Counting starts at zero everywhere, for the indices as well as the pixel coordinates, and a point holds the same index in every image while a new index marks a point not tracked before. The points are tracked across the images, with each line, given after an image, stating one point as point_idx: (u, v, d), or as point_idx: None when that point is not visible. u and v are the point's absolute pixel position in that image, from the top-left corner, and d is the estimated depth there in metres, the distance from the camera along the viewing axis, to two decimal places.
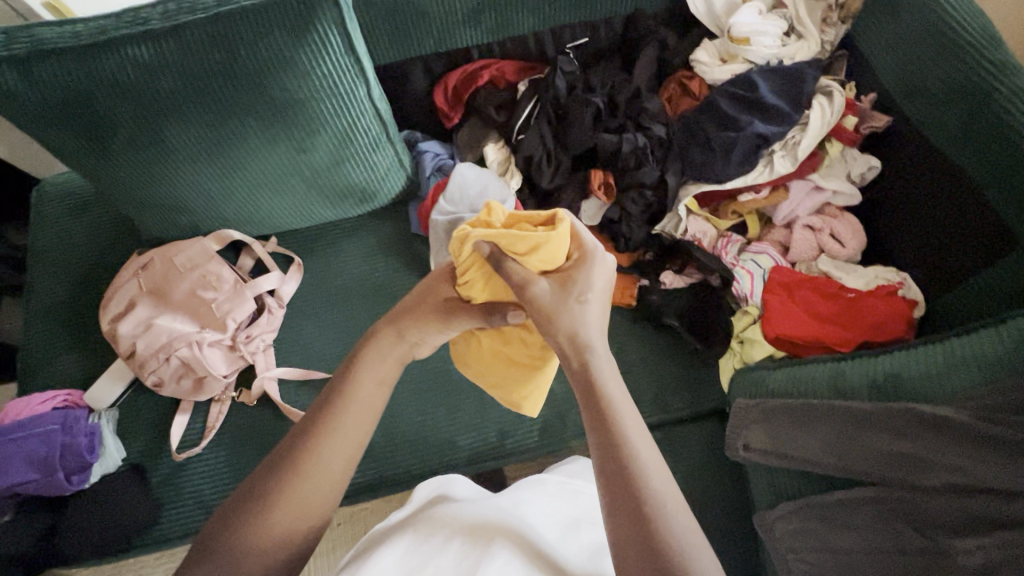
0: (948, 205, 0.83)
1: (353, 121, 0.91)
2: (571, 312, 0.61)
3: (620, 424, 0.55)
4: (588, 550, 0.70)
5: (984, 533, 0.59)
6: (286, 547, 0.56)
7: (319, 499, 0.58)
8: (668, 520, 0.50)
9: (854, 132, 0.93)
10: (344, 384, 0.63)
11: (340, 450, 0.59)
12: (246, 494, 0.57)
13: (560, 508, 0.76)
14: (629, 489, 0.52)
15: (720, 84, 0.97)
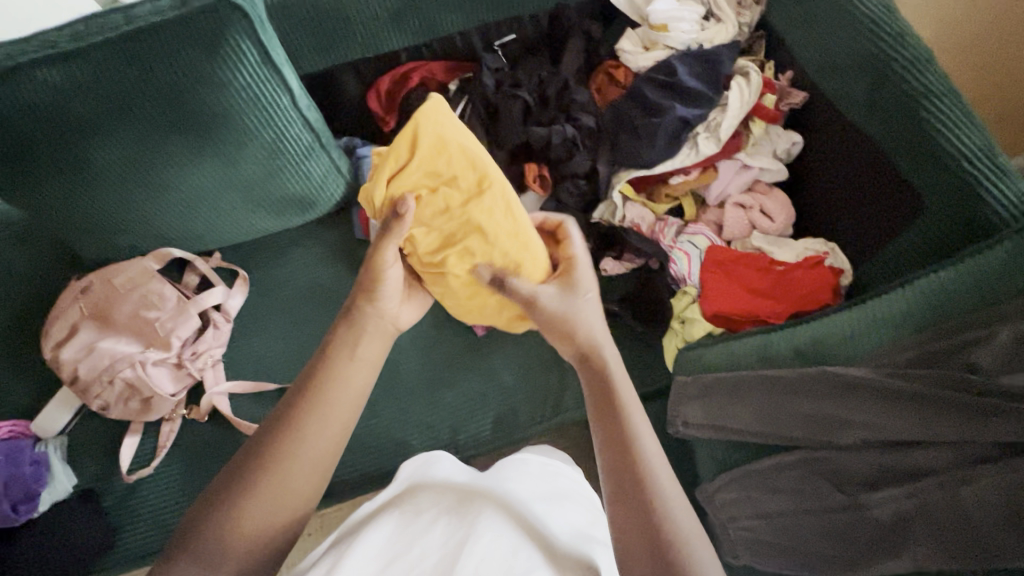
0: (864, 176, 0.86)
1: (282, 130, 0.92)
2: (579, 311, 0.68)
3: (630, 418, 0.60)
4: (576, 526, 0.69)
5: (896, 484, 0.61)
6: (270, 540, 0.57)
7: (301, 489, 0.60)
8: (670, 509, 0.55)
9: (774, 109, 0.95)
10: (320, 373, 0.64)
11: (320, 442, 0.61)
12: (217, 495, 0.58)
13: (544, 486, 0.75)
14: (637, 479, 0.56)
15: (643, 71, 0.99)
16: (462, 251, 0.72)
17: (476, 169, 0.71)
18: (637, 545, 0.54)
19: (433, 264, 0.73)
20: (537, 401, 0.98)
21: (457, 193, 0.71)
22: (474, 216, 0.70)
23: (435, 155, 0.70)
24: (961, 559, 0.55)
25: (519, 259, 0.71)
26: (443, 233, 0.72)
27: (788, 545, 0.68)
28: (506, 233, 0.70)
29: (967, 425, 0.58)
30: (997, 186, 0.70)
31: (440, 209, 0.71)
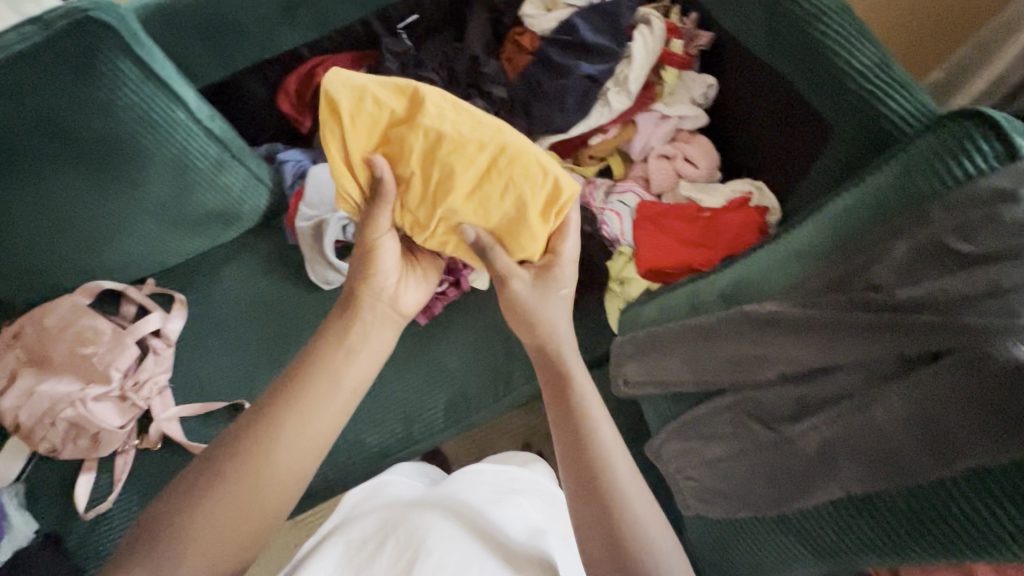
0: (776, 109, 0.84)
1: (184, 145, 0.90)
2: (550, 308, 0.68)
3: (584, 402, 0.62)
4: (537, 527, 0.68)
5: (817, 412, 0.59)
6: (231, 546, 0.54)
7: (256, 510, 0.55)
8: (618, 484, 0.57)
9: (684, 54, 0.94)
10: (311, 372, 0.63)
11: (292, 452, 0.58)
12: (156, 518, 0.53)
13: (495, 487, 0.74)
14: (586, 459, 0.58)
15: (547, 33, 0.96)
16: (446, 178, 0.62)
17: (407, 97, 0.61)
18: (586, 519, 0.56)
19: (430, 217, 0.65)
20: (486, 383, 0.97)
21: (403, 123, 0.61)
22: (433, 132, 0.61)
23: (360, 100, 0.60)
24: (881, 478, 0.55)
25: (498, 142, 0.62)
26: (418, 173, 0.62)
27: (728, 488, 0.68)
28: (471, 125, 0.62)
29: (876, 343, 0.55)
30: (897, 99, 0.67)
31: (397, 151, 0.62)
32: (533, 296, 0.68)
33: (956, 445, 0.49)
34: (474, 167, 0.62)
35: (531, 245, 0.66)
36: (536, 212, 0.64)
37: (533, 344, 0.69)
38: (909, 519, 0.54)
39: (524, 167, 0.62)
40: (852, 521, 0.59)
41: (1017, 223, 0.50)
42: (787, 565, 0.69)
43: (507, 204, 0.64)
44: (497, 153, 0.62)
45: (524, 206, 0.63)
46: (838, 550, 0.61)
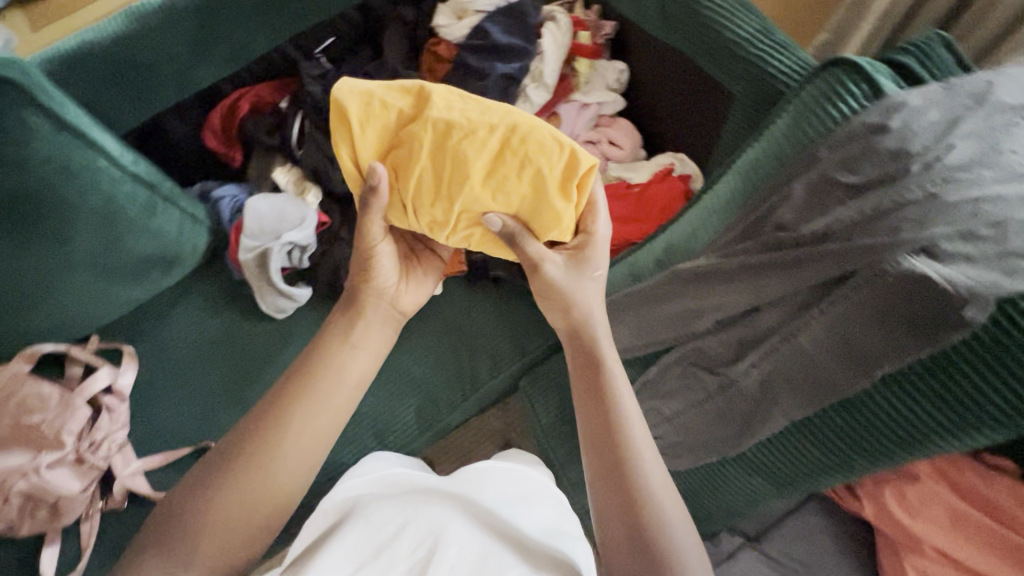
0: (681, 84, 0.90)
1: (109, 193, 0.88)
2: (583, 290, 0.66)
3: (614, 384, 0.62)
4: (550, 527, 0.70)
5: (752, 350, 0.64)
6: (236, 542, 0.56)
7: (260, 516, 0.57)
8: (644, 471, 0.58)
9: (592, 45, 0.99)
10: (319, 366, 0.62)
11: (295, 461, 0.59)
12: (170, 516, 0.56)
13: (506, 488, 0.74)
14: (614, 447, 0.59)
15: (462, 40, 0.99)
16: (460, 166, 0.58)
17: (414, 95, 0.59)
18: (613, 507, 0.57)
19: (448, 211, 0.61)
20: (452, 385, 0.98)
21: (411, 121, 0.59)
22: (441, 123, 0.58)
23: (368, 105, 0.58)
24: (813, 400, 0.60)
25: (509, 123, 0.58)
26: (430, 167, 0.59)
27: (689, 438, 0.72)
28: (478, 111, 0.59)
29: (793, 277, 0.60)
30: (780, 59, 0.74)
31: (406, 149, 0.59)
32: (568, 281, 0.65)
33: (870, 357, 0.55)
34: (487, 151, 0.58)
35: (558, 223, 0.61)
36: (559, 188, 0.60)
37: (565, 323, 0.67)
38: (839, 431, 0.60)
39: (539, 143, 0.58)
40: (805, 443, 0.63)
41: (890, 150, 0.57)
42: (752, 499, 0.74)
43: (527, 185, 0.60)
44: (509, 134, 0.58)
45: (544, 182, 0.59)
46: (792, 473, 0.67)
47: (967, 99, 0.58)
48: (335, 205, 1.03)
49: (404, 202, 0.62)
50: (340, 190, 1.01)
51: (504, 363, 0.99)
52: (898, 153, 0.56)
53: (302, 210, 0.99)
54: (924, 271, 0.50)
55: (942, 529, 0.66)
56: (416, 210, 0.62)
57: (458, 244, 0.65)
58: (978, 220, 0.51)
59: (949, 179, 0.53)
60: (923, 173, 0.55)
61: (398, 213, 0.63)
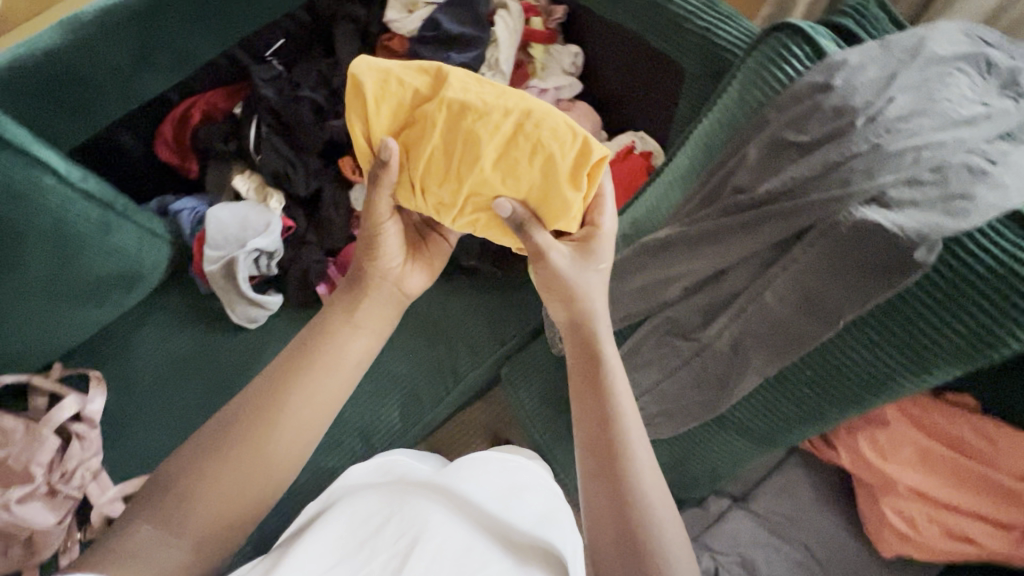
0: (634, 62, 0.91)
1: (60, 213, 0.85)
2: (590, 284, 0.61)
3: (610, 377, 0.58)
4: (545, 516, 0.68)
5: (722, 313, 0.66)
6: (232, 511, 0.54)
7: (255, 491, 0.55)
8: (637, 471, 0.54)
9: (545, 29, 1.00)
10: (319, 344, 0.61)
11: (290, 443, 0.57)
12: (164, 487, 0.55)
13: (500, 481, 0.72)
14: (606, 444, 0.55)
15: (416, 32, 0.98)
16: (470, 148, 0.54)
17: (431, 75, 0.56)
18: (604, 505, 0.53)
19: (457, 193, 0.56)
20: (433, 380, 0.98)
21: (426, 101, 0.55)
22: (455, 103, 0.54)
23: (385, 82, 0.55)
24: (782, 355, 0.62)
25: (523, 108, 0.55)
26: (441, 146, 0.55)
27: (670, 406, 0.74)
28: (494, 94, 0.55)
29: (755, 237, 0.61)
30: (726, 28, 0.76)
31: (418, 128, 0.55)
32: (575, 273, 0.60)
33: (832, 307, 0.57)
34: (499, 135, 0.54)
35: (568, 212, 0.56)
36: (571, 176, 0.55)
37: (566, 316, 0.62)
38: (813, 384, 0.62)
39: (553, 129, 0.54)
40: (776, 398, 0.65)
41: (835, 107, 0.59)
42: (735, 461, 0.75)
43: (538, 171, 0.55)
44: (523, 118, 0.55)
45: (556, 168, 0.55)
46: (771, 430, 0.68)
47: (901, 54, 0.60)
48: (299, 208, 1.02)
49: (412, 182, 0.58)
50: (303, 193, 1.00)
51: (484, 353, 0.99)
52: (843, 109, 0.58)
53: (266, 215, 0.97)
54: (877, 221, 0.53)
55: (914, 467, 0.70)
56: (423, 190, 0.58)
57: (463, 231, 0.61)
58: (920, 165, 0.54)
59: (892, 130, 0.56)
60: (867, 127, 0.57)
61: (406, 193, 0.59)
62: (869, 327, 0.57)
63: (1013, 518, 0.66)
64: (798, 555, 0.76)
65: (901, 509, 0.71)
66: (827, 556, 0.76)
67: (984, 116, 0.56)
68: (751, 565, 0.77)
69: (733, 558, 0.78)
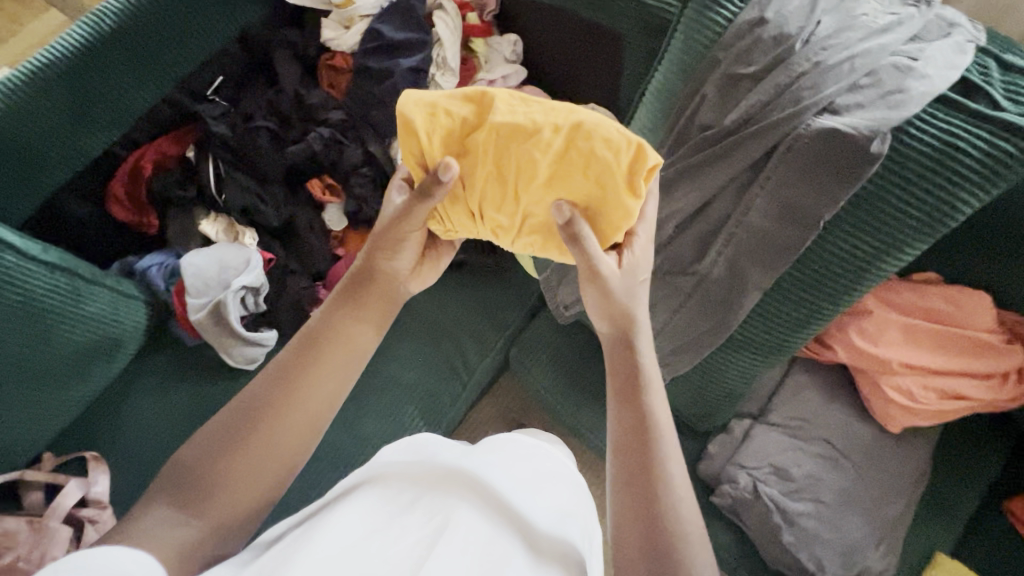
0: (573, 38, 0.96)
1: (26, 287, 0.81)
2: (638, 296, 0.61)
3: (648, 397, 0.57)
4: (565, 510, 0.62)
5: (715, 242, 0.71)
6: (250, 496, 0.57)
7: (268, 480, 0.58)
8: (668, 482, 0.53)
9: (481, 23, 1.02)
10: (333, 341, 0.61)
11: (298, 438, 0.59)
12: (190, 471, 0.57)
13: (525, 468, 0.64)
14: (642, 450, 0.54)
15: (357, 47, 0.99)
16: (525, 169, 0.55)
17: (478, 101, 0.55)
18: (631, 513, 0.53)
19: (516, 214, 0.58)
20: (446, 379, 0.98)
21: (474, 128, 0.55)
22: (504, 128, 0.54)
23: (433, 115, 0.55)
24: (776, 265, 0.67)
25: (573, 122, 0.54)
26: (494, 171, 0.56)
27: (683, 342, 0.78)
28: (541, 111, 0.54)
29: (730, 165, 0.67)
30: None
31: (471, 158, 0.56)
32: (625, 285, 0.60)
33: (808, 210, 0.63)
34: (552, 154, 0.54)
35: (623, 222, 0.56)
36: (625, 183, 0.55)
37: (606, 325, 0.61)
38: (804, 284, 0.69)
39: (606, 140, 0.54)
40: (778, 302, 0.71)
41: (773, 38, 0.66)
42: (748, 377, 0.80)
43: (593, 183, 0.55)
44: (574, 132, 0.54)
45: (610, 177, 0.54)
46: (776, 340, 0.74)
47: None
48: (274, 240, 1.01)
49: (470, 209, 0.59)
50: (276, 223, 0.99)
51: (489, 341, 1.00)
52: (780, 37, 0.65)
53: (243, 253, 0.95)
54: (834, 126, 0.60)
55: (901, 346, 0.79)
56: (481, 214, 0.59)
57: (522, 249, 0.63)
58: (857, 73, 0.62)
59: (826, 47, 0.63)
60: (805, 49, 0.64)
61: (464, 220, 0.61)
62: (850, 216, 0.63)
63: (988, 368, 0.77)
64: (821, 451, 0.83)
65: (899, 386, 0.79)
66: (847, 445, 0.83)
67: (896, 23, 0.65)
68: (784, 470, 0.82)
69: (766, 469, 0.83)
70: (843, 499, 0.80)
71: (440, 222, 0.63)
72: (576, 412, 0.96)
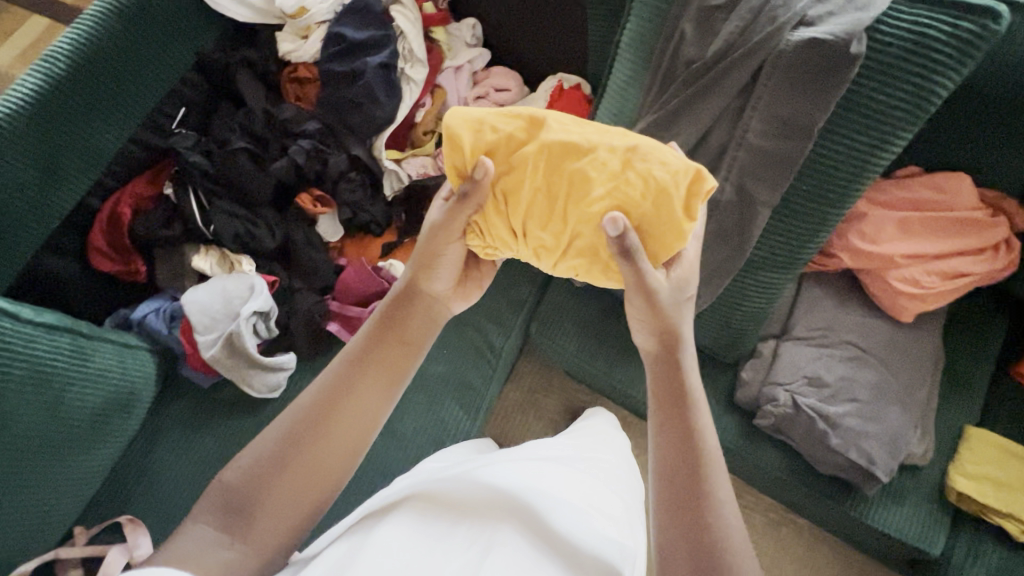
0: (533, 12, 0.98)
1: (34, 352, 0.76)
2: (683, 312, 0.61)
3: (695, 414, 0.58)
4: (620, 520, 0.62)
5: (719, 170, 0.74)
6: (293, 514, 0.57)
7: (311, 499, 0.57)
8: (717, 502, 0.54)
9: (439, 12, 1.02)
10: (376, 369, 0.61)
11: (339, 463, 0.58)
12: (238, 494, 0.56)
13: (585, 481, 0.65)
14: (696, 464, 0.55)
15: (320, 54, 0.98)
16: (577, 186, 0.54)
17: (528, 117, 0.56)
18: (683, 524, 0.54)
19: (562, 235, 0.56)
20: (475, 365, 0.98)
21: (521, 144, 0.55)
22: (555, 146, 0.54)
23: (479, 131, 0.55)
24: (782, 179, 0.70)
25: (629, 144, 0.54)
26: (542, 188, 0.55)
27: (704, 275, 0.80)
28: (595, 132, 0.55)
29: (721, 94, 0.70)
30: None
31: (517, 174, 0.55)
32: (670, 298, 0.59)
33: (805, 119, 0.66)
34: (607, 174, 0.53)
35: (678, 243, 0.55)
36: (682, 205, 0.54)
37: (652, 339, 0.62)
38: (811, 195, 0.72)
39: (663, 163, 0.53)
40: (789, 207, 0.73)
41: None
42: (772, 294, 0.82)
43: (650, 205, 0.54)
44: (629, 153, 0.54)
45: (666, 198, 0.53)
46: (792, 253, 0.77)
47: None
48: (272, 262, 0.98)
49: (513, 226, 0.57)
50: (273, 245, 0.97)
51: (509, 321, 1.01)
52: None
53: (245, 279, 0.93)
54: (813, 36, 0.64)
55: (899, 239, 0.83)
56: (525, 233, 0.58)
57: (564, 272, 0.60)
58: None
59: None
60: None
61: (504, 237, 0.59)
62: (844, 112, 0.67)
63: (981, 242, 0.83)
64: (848, 354, 0.87)
65: (905, 275, 0.83)
66: (869, 343, 0.87)
67: None
68: (819, 379, 0.86)
69: (801, 381, 0.86)
70: (877, 394, 0.85)
71: (479, 237, 0.61)
72: (608, 371, 0.97)
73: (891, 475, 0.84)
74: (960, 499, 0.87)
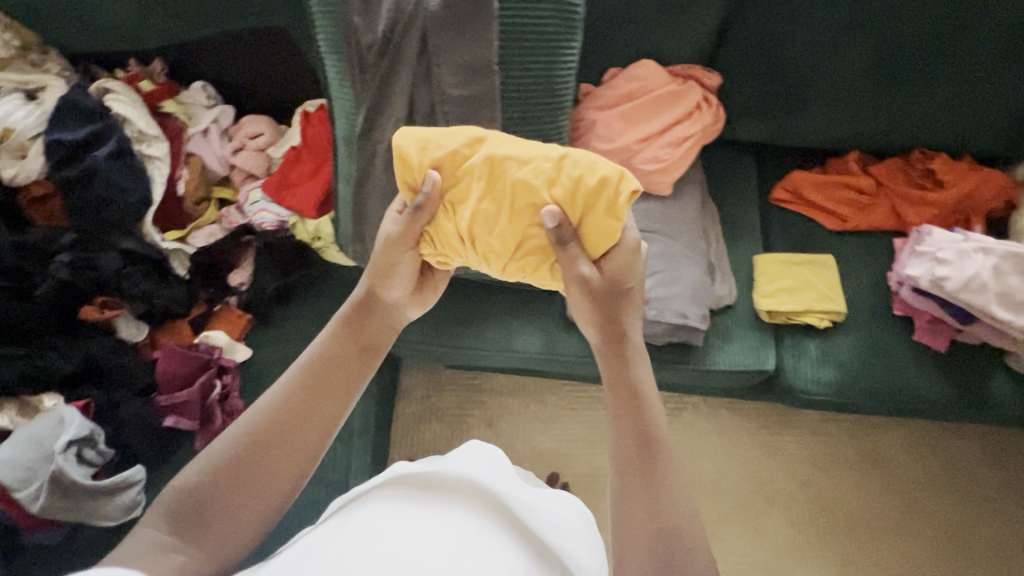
0: (247, 54, 1.01)
1: None
2: (629, 305, 0.63)
3: (646, 400, 0.59)
4: (587, 543, 0.60)
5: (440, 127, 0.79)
6: (244, 527, 0.53)
7: (260, 512, 0.54)
8: (670, 487, 0.55)
9: (158, 85, 1.03)
10: (332, 377, 0.60)
11: (288, 472, 0.56)
12: (192, 500, 0.53)
13: (559, 516, 0.61)
14: (649, 445, 0.57)
15: (44, 166, 0.93)
16: (518, 192, 0.59)
17: (474, 133, 0.62)
18: (637, 506, 0.55)
19: (507, 239, 0.60)
20: None
21: (464, 158, 0.61)
22: (496, 157, 0.60)
23: (424, 149, 0.61)
24: (490, 115, 0.79)
25: (560, 154, 0.60)
26: (486, 197, 0.60)
27: None
28: (530, 147, 0.61)
29: (406, 62, 0.77)
30: None
31: (461, 184, 0.60)
32: (607, 285, 0.62)
33: (479, 58, 0.75)
34: (546, 180, 0.59)
35: (612, 239, 0.61)
36: (609, 207, 0.59)
37: (597, 330, 0.64)
38: (527, 116, 0.81)
39: (590, 167, 0.59)
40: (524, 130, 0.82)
41: None
42: None
43: (582, 206, 0.59)
44: (559, 163, 0.60)
45: (596, 201, 0.59)
46: None
47: None
48: (78, 386, 0.92)
49: (462, 235, 0.61)
50: (71, 368, 0.91)
51: None
52: None
53: (53, 414, 0.85)
54: None
55: (627, 130, 0.96)
56: (473, 241, 0.61)
57: (512, 275, 0.63)
58: None
59: None
60: None
61: (453, 245, 0.63)
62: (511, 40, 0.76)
63: (687, 106, 0.97)
64: None
65: (647, 156, 0.95)
66: (647, 222, 0.98)
67: None
68: None
69: None
70: (669, 259, 0.96)
71: (432, 246, 0.65)
72: (456, 344, 1.02)
73: (707, 320, 0.95)
74: (771, 316, 1.00)
